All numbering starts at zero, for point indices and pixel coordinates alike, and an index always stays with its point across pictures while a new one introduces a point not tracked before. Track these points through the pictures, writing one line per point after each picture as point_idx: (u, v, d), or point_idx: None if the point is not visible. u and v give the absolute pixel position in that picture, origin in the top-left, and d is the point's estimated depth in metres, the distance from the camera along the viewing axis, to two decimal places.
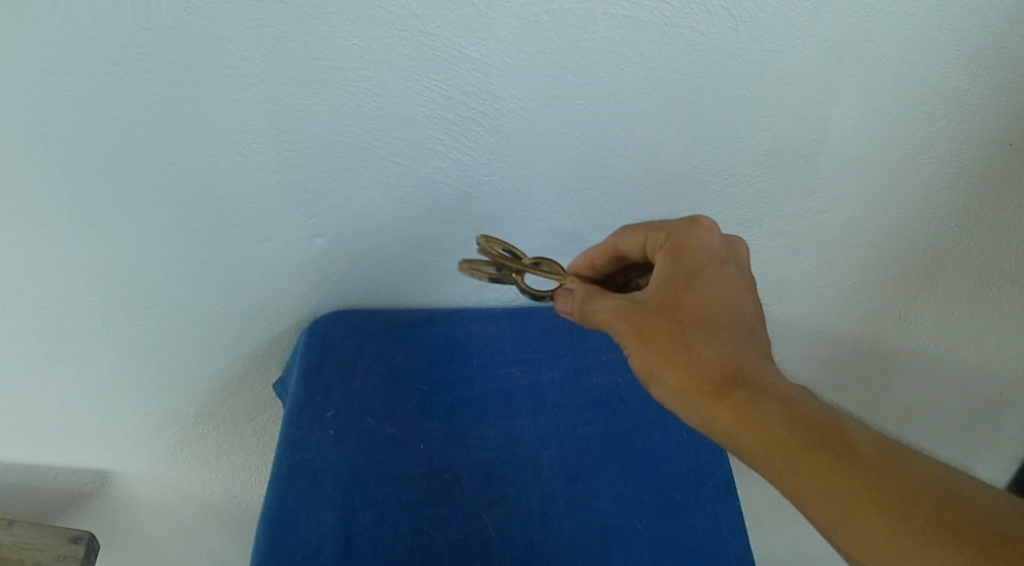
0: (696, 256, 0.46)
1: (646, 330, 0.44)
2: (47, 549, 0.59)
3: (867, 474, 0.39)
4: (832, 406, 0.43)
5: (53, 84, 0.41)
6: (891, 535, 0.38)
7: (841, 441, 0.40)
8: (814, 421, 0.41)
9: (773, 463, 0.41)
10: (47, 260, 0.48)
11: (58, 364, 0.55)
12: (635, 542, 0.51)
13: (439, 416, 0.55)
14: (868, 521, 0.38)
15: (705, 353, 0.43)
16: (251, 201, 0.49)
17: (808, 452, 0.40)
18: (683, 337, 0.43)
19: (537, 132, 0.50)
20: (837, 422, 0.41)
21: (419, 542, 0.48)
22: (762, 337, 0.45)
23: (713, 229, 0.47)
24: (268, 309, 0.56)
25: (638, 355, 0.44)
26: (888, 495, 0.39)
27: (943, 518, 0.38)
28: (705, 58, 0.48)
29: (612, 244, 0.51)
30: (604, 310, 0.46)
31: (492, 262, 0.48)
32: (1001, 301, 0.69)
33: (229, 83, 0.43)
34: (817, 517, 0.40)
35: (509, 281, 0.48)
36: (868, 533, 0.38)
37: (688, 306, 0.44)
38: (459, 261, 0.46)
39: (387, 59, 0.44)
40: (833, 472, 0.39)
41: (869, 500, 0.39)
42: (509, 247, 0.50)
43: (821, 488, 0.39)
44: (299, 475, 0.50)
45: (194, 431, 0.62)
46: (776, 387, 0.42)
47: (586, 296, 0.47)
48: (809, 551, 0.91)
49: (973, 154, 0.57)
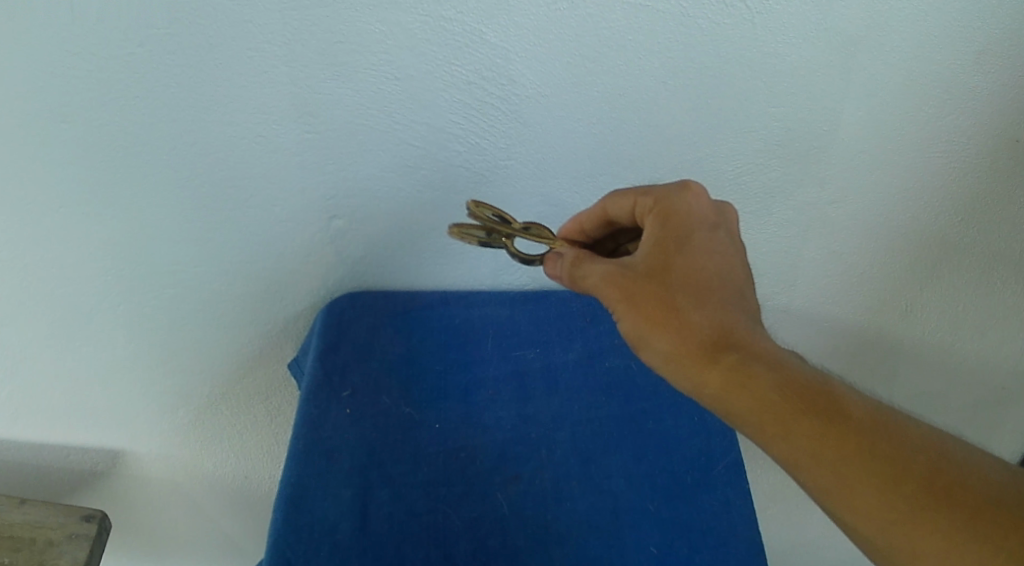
0: (686, 222, 0.47)
1: (635, 293, 0.45)
2: (58, 527, 0.59)
3: (858, 437, 0.40)
4: (820, 370, 0.44)
5: (75, 65, 0.41)
6: (885, 497, 0.39)
7: (830, 405, 0.41)
8: (804, 384, 0.42)
9: (763, 427, 0.42)
10: (64, 240, 0.49)
11: (73, 343, 0.55)
12: (646, 522, 0.52)
13: (454, 396, 0.56)
14: (859, 484, 0.39)
15: (696, 317, 0.44)
16: (271, 182, 0.49)
17: (798, 416, 0.41)
18: (674, 301, 0.45)
19: (556, 118, 0.51)
20: (827, 386, 0.42)
21: (434, 520, 0.49)
22: (751, 301, 0.46)
23: (701, 196, 0.48)
24: (284, 289, 0.56)
25: (628, 319, 0.46)
26: (881, 457, 0.40)
27: (934, 482, 0.39)
28: (720, 50, 0.49)
29: (601, 208, 0.51)
30: (594, 274, 0.48)
31: (482, 226, 0.50)
32: (1006, 295, 0.70)
33: (250, 65, 0.43)
34: (810, 481, 0.41)
35: (498, 244, 0.50)
36: (860, 497, 0.39)
37: (677, 270, 0.46)
38: (450, 227, 0.49)
39: (409, 44, 0.45)
40: (825, 435, 0.40)
41: (861, 464, 0.40)
42: (500, 213, 0.51)
43: (813, 452, 0.40)
44: (316, 452, 0.50)
45: (207, 410, 0.63)
46: (764, 350, 0.43)
47: (576, 260, 0.49)
48: (813, 539, 0.91)
49: (982, 148, 0.57)
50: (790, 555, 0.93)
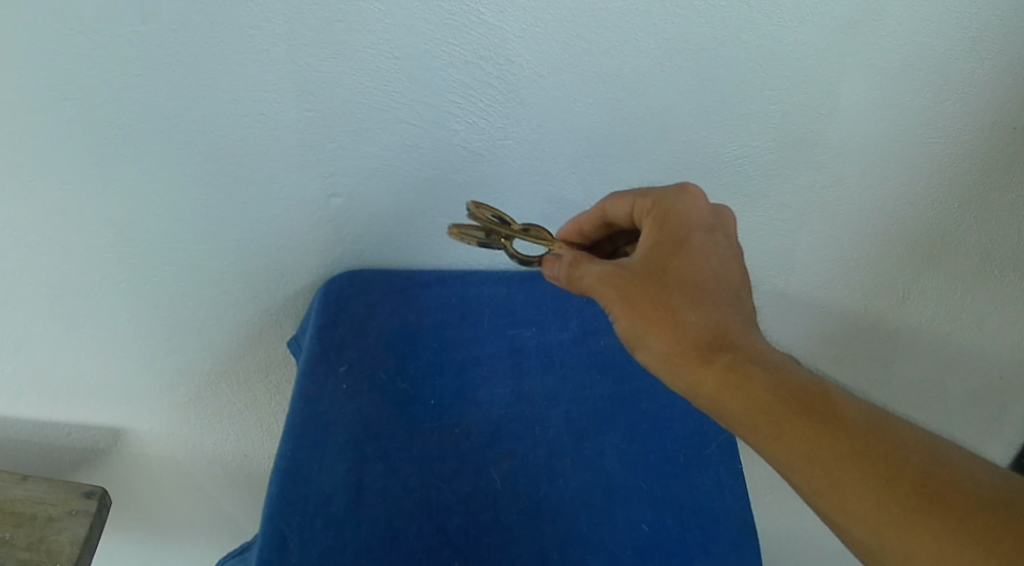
0: (682, 223, 0.48)
1: (632, 294, 0.46)
2: (58, 504, 0.60)
3: (852, 439, 0.40)
4: (814, 372, 0.44)
5: (79, 42, 0.42)
6: (879, 501, 0.39)
7: (825, 406, 0.41)
8: (797, 386, 0.42)
9: (757, 428, 0.42)
10: (68, 217, 0.49)
11: (74, 320, 0.56)
12: (638, 500, 0.53)
13: (450, 373, 0.56)
14: (853, 486, 0.39)
15: (691, 318, 0.45)
16: (271, 159, 0.50)
17: (793, 417, 0.41)
18: (669, 302, 0.45)
19: (552, 97, 0.51)
20: (820, 387, 0.42)
21: (428, 494, 0.50)
22: (746, 303, 0.47)
23: (700, 198, 0.49)
24: (284, 267, 0.57)
25: (624, 319, 0.46)
26: (874, 461, 0.40)
27: (926, 483, 0.39)
28: (717, 32, 0.49)
29: (600, 210, 0.52)
30: (591, 275, 0.48)
31: (481, 228, 0.51)
32: (1003, 283, 0.70)
33: (251, 43, 0.44)
34: (804, 486, 0.41)
35: (498, 246, 0.51)
36: (852, 499, 0.39)
37: (673, 271, 0.46)
38: (449, 227, 0.50)
39: (406, 24, 0.45)
40: (819, 437, 0.40)
41: (853, 466, 0.40)
42: (499, 214, 0.51)
43: (806, 453, 0.40)
44: (312, 426, 0.51)
45: (207, 387, 0.63)
46: (758, 350, 0.44)
47: (574, 261, 0.49)
48: (809, 528, 0.92)
49: (979, 136, 0.58)
50: (786, 543, 0.94)
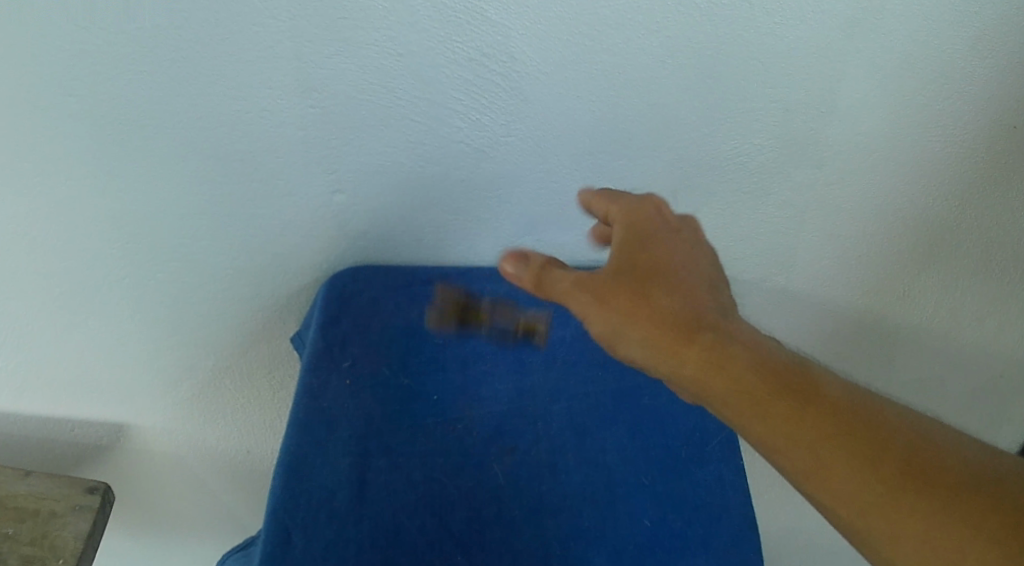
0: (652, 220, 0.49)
1: (609, 285, 0.45)
2: (62, 499, 0.60)
3: (837, 421, 0.41)
4: (797, 354, 0.44)
5: (84, 39, 0.42)
6: (865, 481, 0.39)
7: (809, 387, 0.41)
8: (780, 369, 0.42)
9: (744, 412, 0.41)
10: (72, 212, 0.50)
11: (78, 315, 0.56)
12: (639, 495, 0.53)
13: (452, 368, 0.56)
14: (842, 470, 0.40)
15: (671, 306, 0.44)
16: (275, 156, 0.50)
17: (777, 402, 0.41)
18: (647, 291, 0.45)
19: (555, 94, 0.51)
20: (804, 369, 0.43)
21: (431, 489, 0.50)
22: (721, 294, 0.47)
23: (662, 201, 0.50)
24: (287, 264, 0.57)
25: (599, 309, 0.45)
26: (860, 441, 0.40)
27: (913, 463, 0.39)
28: (719, 31, 0.49)
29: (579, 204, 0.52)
30: (562, 276, 0.47)
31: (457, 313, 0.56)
32: (1004, 281, 0.70)
33: (255, 41, 0.44)
34: (789, 467, 0.41)
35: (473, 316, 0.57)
36: (843, 482, 0.39)
37: (648, 264, 0.46)
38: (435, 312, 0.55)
39: (410, 20, 0.46)
40: (805, 418, 0.40)
41: (841, 448, 0.40)
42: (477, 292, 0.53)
43: (794, 437, 0.40)
44: (315, 422, 0.51)
45: (210, 383, 0.63)
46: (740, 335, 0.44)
47: (544, 264, 0.48)
48: (810, 524, 0.92)
49: (980, 134, 0.58)
50: (787, 539, 0.94)
